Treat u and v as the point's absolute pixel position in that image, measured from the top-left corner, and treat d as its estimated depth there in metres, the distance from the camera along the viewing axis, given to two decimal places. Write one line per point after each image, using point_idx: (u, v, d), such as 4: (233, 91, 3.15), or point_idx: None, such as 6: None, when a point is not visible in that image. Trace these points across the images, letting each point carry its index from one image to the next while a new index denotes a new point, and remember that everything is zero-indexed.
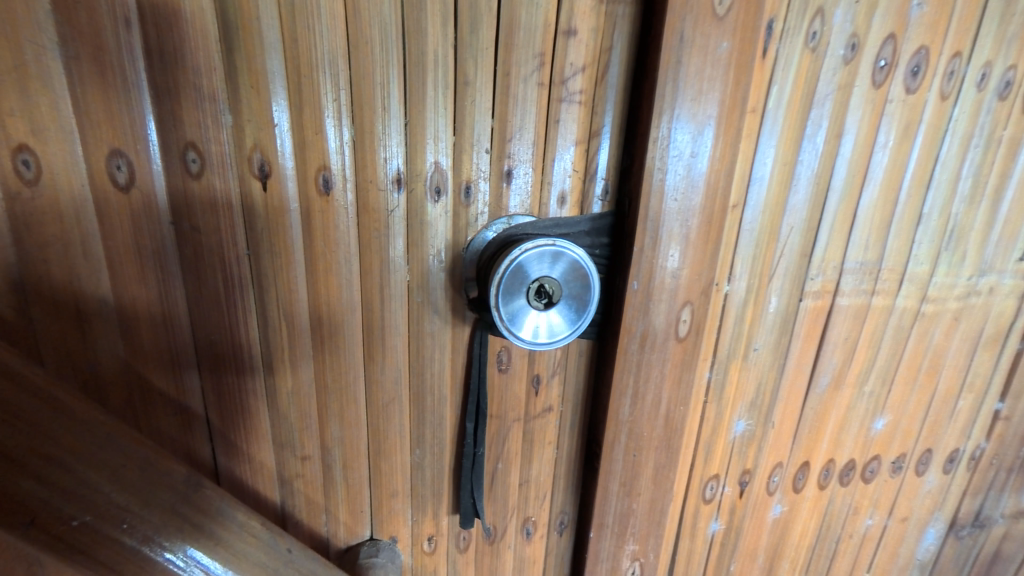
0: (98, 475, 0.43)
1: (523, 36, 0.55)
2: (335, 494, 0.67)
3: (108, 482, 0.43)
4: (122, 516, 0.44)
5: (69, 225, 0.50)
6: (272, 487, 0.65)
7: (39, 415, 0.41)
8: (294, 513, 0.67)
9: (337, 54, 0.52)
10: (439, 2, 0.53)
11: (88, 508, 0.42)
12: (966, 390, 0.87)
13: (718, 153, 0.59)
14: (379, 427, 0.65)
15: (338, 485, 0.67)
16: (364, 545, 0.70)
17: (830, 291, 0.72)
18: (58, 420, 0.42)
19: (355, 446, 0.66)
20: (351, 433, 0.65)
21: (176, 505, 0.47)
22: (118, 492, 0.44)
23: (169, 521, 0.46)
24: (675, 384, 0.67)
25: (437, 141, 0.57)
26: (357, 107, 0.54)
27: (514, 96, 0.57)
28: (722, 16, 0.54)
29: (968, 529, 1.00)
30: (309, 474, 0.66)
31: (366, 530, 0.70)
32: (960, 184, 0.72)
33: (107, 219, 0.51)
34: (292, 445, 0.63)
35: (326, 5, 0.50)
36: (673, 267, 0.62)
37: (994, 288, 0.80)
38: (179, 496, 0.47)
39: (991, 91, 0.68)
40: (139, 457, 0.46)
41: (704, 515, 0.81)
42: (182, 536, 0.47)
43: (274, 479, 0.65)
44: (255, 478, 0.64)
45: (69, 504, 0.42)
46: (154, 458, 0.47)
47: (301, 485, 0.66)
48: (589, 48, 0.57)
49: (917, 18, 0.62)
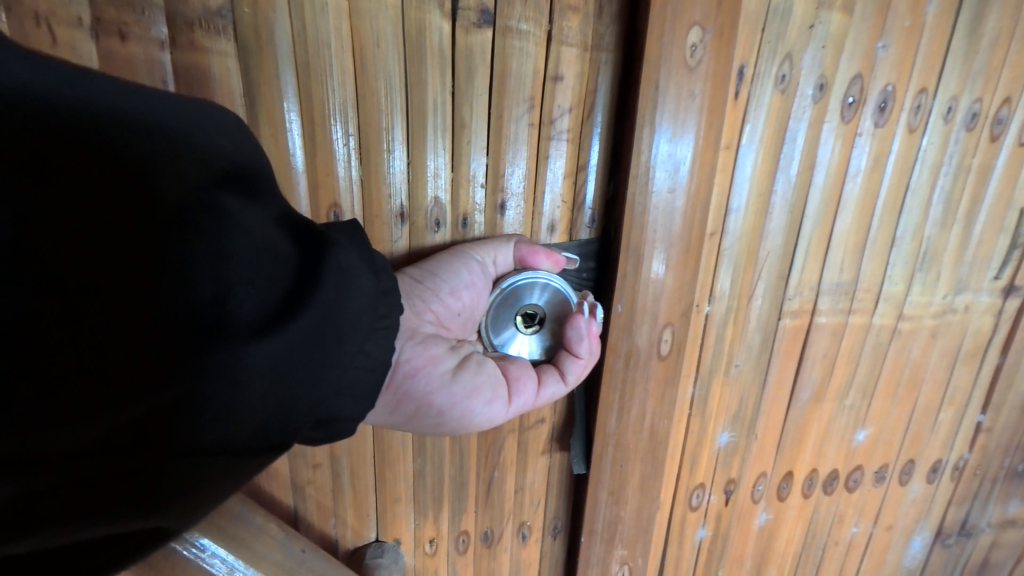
0: (113, 413, 0.35)
1: (513, 83, 0.61)
2: (343, 498, 0.73)
3: (161, 392, 0.36)
4: (171, 471, 0.38)
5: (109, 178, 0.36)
6: (285, 493, 0.70)
7: (89, 334, 0.34)
8: (306, 516, 0.72)
9: (347, 103, 0.58)
10: (438, 56, 0.58)
11: (133, 469, 0.37)
12: (947, 404, 0.90)
13: (694, 188, 0.64)
14: (384, 436, 0.71)
15: (346, 490, 0.72)
16: (370, 546, 0.75)
17: (808, 311, 0.77)
18: (95, 220, 0.35)
19: (362, 454, 0.71)
20: (357, 443, 0.70)
21: (271, 373, 0.40)
22: (187, 394, 0.37)
23: (268, 393, 0.41)
24: (659, 399, 0.72)
25: (437, 178, 0.63)
26: (365, 149, 0.60)
27: (507, 136, 0.62)
28: (694, 66, 0.59)
29: (955, 537, 1.03)
30: (320, 480, 0.71)
31: (371, 532, 0.75)
32: (932, 210, 0.76)
33: (87, 178, 0.35)
34: (303, 455, 0.68)
35: (337, 61, 0.56)
36: (655, 291, 0.67)
37: (970, 305, 0.83)
38: (318, 348, 0.43)
39: (958, 123, 0.72)
40: (227, 349, 0.38)
41: (691, 523, 0.85)
42: (274, 391, 0.41)
43: (287, 485, 0.70)
44: (270, 484, 0.69)
45: (71, 470, 0.35)
46: (281, 360, 0.41)
47: (311, 491, 0.71)
48: (575, 91, 0.62)
49: (883, 58, 0.66)
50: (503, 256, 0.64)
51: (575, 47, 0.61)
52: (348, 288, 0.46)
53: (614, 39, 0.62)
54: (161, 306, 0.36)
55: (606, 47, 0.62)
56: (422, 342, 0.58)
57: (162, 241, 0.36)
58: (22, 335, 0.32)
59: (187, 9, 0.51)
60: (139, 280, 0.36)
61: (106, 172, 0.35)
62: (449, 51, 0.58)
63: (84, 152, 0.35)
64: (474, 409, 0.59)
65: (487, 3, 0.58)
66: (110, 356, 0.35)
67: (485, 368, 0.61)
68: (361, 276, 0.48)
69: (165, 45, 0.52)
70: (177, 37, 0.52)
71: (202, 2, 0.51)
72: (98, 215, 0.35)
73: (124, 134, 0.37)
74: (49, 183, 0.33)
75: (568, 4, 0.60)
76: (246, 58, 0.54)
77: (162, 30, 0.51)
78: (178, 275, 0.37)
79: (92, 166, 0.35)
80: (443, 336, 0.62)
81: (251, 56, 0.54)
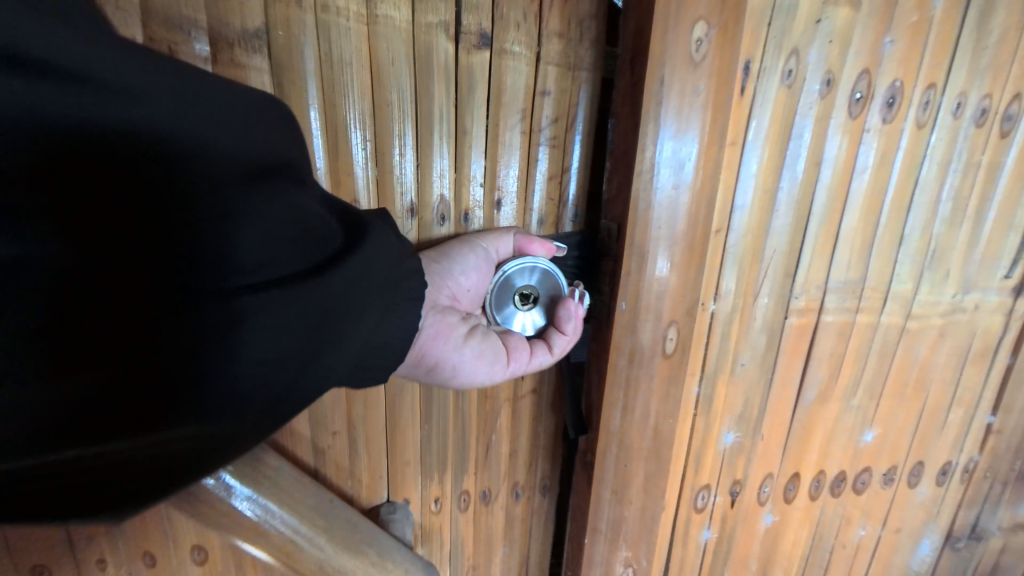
0: (113, 404, 0.37)
1: (508, 96, 0.61)
2: (358, 463, 0.73)
3: (156, 387, 0.38)
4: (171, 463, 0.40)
5: (110, 179, 0.36)
6: (307, 453, 0.71)
7: (91, 332, 0.37)
8: (325, 476, 0.73)
9: (360, 113, 0.58)
10: (442, 72, 0.59)
11: (132, 462, 0.38)
12: (956, 404, 0.88)
13: (698, 185, 0.63)
14: (396, 409, 0.71)
15: (360, 455, 0.73)
16: (383, 505, 0.76)
17: (814, 309, 0.76)
18: (96, 220, 0.36)
19: (374, 422, 0.71)
20: (369, 414, 0.71)
21: (268, 372, 0.41)
22: (183, 390, 0.38)
23: (262, 392, 0.41)
24: (663, 397, 0.71)
25: (442, 177, 0.62)
26: (378, 153, 0.60)
27: (503, 142, 0.63)
28: (699, 61, 0.59)
29: (964, 540, 1.01)
30: (337, 446, 0.72)
31: (383, 493, 0.76)
32: (939, 207, 0.75)
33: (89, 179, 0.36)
34: (324, 420, 0.70)
35: (355, 74, 0.57)
36: (658, 288, 0.66)
37: (979, 304, 0.82)
38: (317, 346, 0.44)
39: (966, 119, 0.71)
40: (224, 347, 0.39)
41: (696, 523, 0.84)
42: (273, 389, 0.42)
43: (308, 447, 0.71)
44: (293, 445, 0.71)
45: (71, 464, 0.36)
46: (278, 359, 0.41)
47: (330, 454, 0.72)
48: (558, 103, 0.64)
49: (889, 53, 0.65)
50: (504, 245, 0.64)
51: (556, 65, 0.62)
52: (351, 284, 0.46)
53: (592, 59, 0.64)
54: (159, 305, 0.38)
55: (585, 65, 0.64)
56: (439, 312, 0.61)
57: (161, 242, 0.38)
58: (36, 330, 0.36)
59: (229, 31, 0.53)
60: (137, 279, 0.38)
61: (104, 172, 0.36)
62: (452, 66, 0.59)
63: (86, 151, 0.35)
64: (481, 375, 0.61)
65: (486, 27, 0.59)
66: (110, 350, 0.37)
67: (494, 338, 0.63)
68: (365, 272, 0.48)
69: (207, 61, 0.53)
70: (219, 54, 0.53)
71: (242, 25, 0.53)
72: (100, 215, 0.36)
73: (123, 133, 0.37)
74: (51, 184, 0.35)
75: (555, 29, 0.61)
76: (276, 78, 0.55)
77: (205, 47, 0.53)
78: (176, 276, 0.38)
79: (91, 166, 0.36)
80: (456, 308, 0.64)
81: (279, 68, 0.55)
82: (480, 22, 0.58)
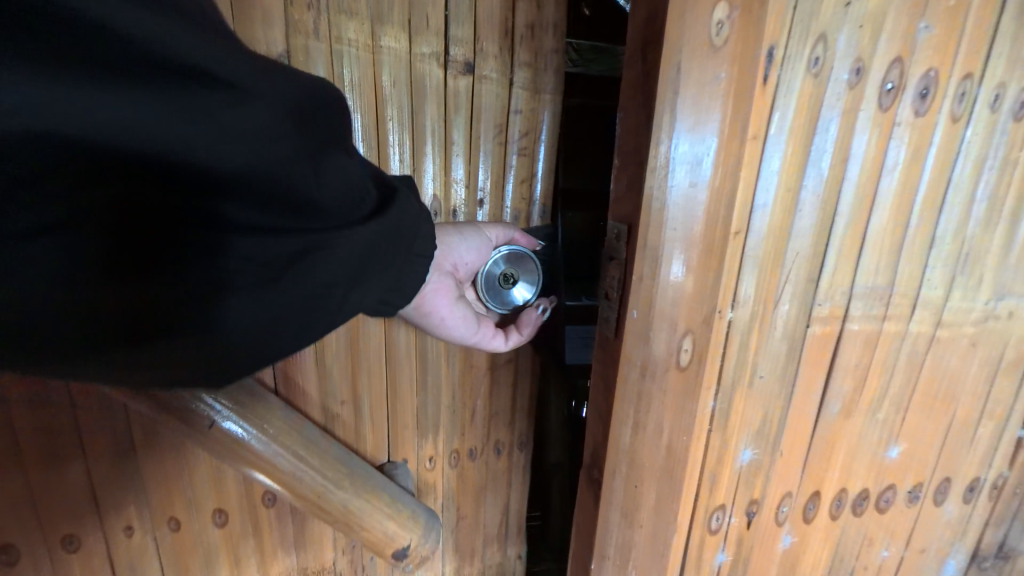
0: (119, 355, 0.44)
1: (484, 115, 0.91)
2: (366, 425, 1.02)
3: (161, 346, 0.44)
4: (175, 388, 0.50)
5: (119, 167, 0.39)
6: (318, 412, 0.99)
7: (99, 299, 0.42)
8: (335, 430, 1.02)
9: (373, 120, 0.86)
10: (434, 94, 0.88)
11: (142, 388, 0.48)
12: (986, 417, 0.83)
13: (718, 183, 0.58)
14: (397, 380, 1.01)
15: (366, 419, 1.02)
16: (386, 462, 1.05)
17: (838, 317, 0.70)
18: (106, 202, 0.40)
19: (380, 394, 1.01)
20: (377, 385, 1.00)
21: (255, 339, 0.49)
22: (183, 350, 0.45)
23: (249, 351, 0.49)
24: (677, 413, 0.65)
25: (434, 177, 0.92)
26: (383, 151, 0.88)
27: (478, 147, 0.92)
28: (720, 46, 0.53)
29: (992, 560, 0.95)
30: (346, 413, 1.01)
31: (385, 454, 1.05)
32: (974, 207, 0.69)
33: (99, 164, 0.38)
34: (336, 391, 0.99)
35: (368, 91, 0.85)
36: (673, 295, 0.60)
37: (1014, 311, 0.77)
38: (304, 319, 0.52)
39: (1005, 112, 0.66)
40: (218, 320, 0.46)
41: (710, 547, 0.78)
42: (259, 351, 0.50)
43: (321, 407, 0.99)
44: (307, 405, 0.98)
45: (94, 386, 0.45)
46: (270, 328, 0.50)
47: (341, 417, 1.01)
48: (525, 121, 0.94)
49: (924, 40, 0.60)
50: (498, 234, 0.83)
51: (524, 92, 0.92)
52: (341, 271, 0.53)
53: (552, 89, 0.94)
54: (162, 282, 0.43)
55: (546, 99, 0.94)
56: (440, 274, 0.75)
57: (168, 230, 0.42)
58: (47, 291, 0.40)
59: None
60: (145, 258, 0.42)
61: (112, 159, 0.38)
62: (442, 91, 0.89)
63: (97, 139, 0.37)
64: (456, 331, 0.77)
65: (468, 61, 0.89)
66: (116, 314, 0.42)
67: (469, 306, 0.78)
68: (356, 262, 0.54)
69: None
70: None
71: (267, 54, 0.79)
72: (109, 198, 0.39)
73: (133, 124, 0.38)
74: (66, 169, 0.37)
75: (522, 61, 0.91)
76: None
77: None
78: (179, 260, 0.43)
79: (96, 155, 0.38)
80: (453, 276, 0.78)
81: None
82: (463, 56, 0.88)
